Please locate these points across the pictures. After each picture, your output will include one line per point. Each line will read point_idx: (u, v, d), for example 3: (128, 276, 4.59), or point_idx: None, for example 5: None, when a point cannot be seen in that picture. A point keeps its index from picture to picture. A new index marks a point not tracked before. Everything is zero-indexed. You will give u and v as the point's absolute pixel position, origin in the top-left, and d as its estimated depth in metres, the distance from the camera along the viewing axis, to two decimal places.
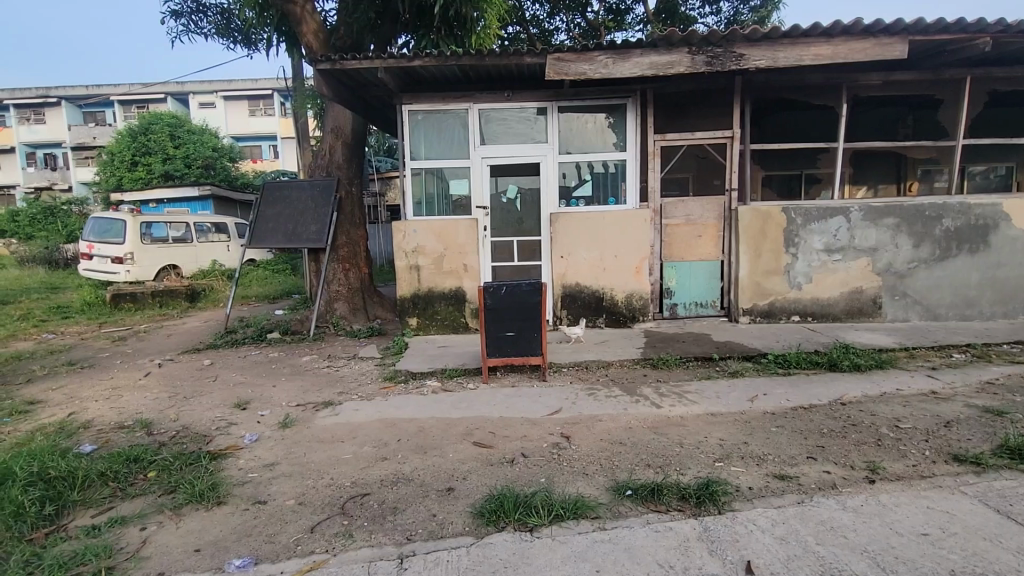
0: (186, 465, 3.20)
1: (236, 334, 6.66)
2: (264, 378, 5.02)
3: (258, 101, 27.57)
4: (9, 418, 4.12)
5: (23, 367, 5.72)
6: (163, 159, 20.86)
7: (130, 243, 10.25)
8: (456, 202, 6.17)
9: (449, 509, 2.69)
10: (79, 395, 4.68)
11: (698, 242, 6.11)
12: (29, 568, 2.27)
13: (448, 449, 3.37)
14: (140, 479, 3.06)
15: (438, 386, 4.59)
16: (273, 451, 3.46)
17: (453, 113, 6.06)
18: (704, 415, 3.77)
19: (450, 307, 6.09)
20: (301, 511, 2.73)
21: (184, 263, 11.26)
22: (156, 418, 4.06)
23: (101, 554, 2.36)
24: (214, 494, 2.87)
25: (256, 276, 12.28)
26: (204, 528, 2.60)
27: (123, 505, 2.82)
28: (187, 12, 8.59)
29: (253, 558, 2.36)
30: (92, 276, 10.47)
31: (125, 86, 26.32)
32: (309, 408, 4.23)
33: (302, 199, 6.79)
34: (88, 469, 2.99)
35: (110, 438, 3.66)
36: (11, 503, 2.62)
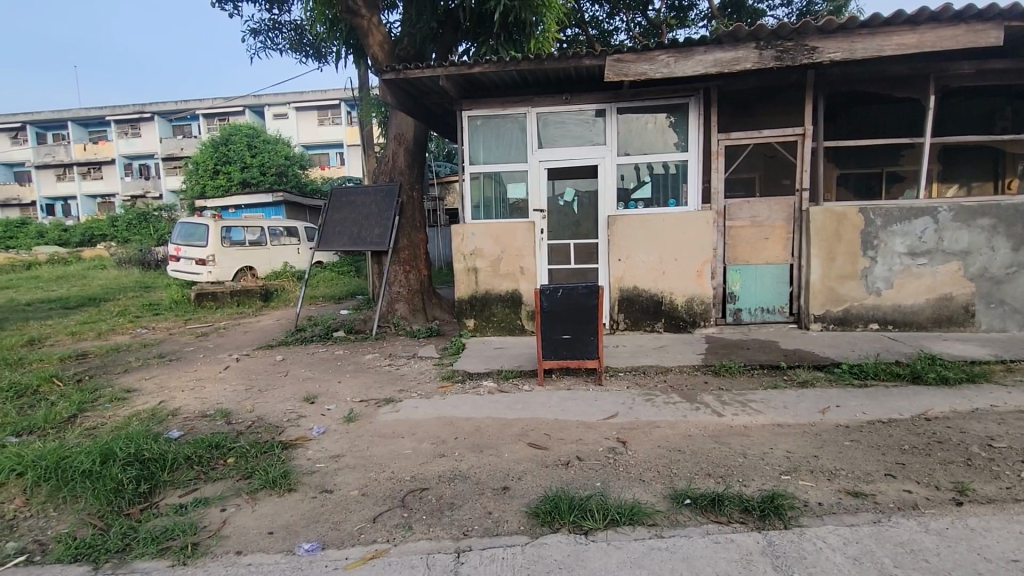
0: (260, 453, 3.42)
1: (305, 332, 7.04)
2: (330, 374, 5.29)
3: (326, 111, 29.00)
4: (109, 404, 4.57)
5: (121, 359, 6.33)
6: (241, 167, 22.42)
7: (212, 246, 11.09)
8: (513, 205, 6.24)
9: (504, 508, 2.72)
10: (168, 385, 5.12)
11: (765, 245, 5.85)
12: (126, 540, 2.52)
13: (504, 449, 3.41)
14: (220, 464, 3.31)
15: (494, 387, 4.67)
16: (339, 443, 3.64)
17: (512, 118, 6.13)
18: (770, 425, 3.61)
19: (506, 309, 6.16)
20: (364, 501, 2.86)
21: (259, 264, 12.04)
22: (234, 408, 4.37)
23: (187, 531, 2.58)
24: (285, 481, 3.06)
25: (323, 278, 12.94)
26: (277, 512, 2.78)
27: (206, 486, 3.07)
28: (265, 30, 9.20)
29: (321, 543, 2.50)
30: (179, 276, 11.41)
31: (210, 101, 28.54)
32: (371, 404, 4.41)
33: (367, 204, 7.09)
34: (176, 452, 3.26)
35: (194, 425, 3.99)
36: (112, 480, 2.92)
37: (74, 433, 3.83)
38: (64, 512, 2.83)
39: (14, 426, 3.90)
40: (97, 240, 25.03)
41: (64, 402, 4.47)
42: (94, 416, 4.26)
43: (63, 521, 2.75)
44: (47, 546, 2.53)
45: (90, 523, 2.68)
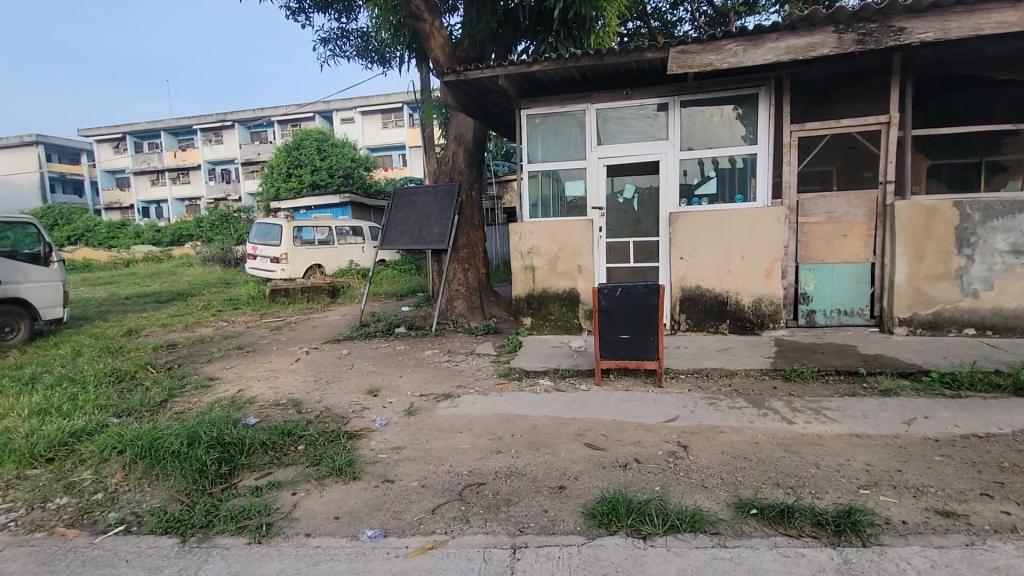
0: (328, 442, 3.60)
1: (369, 328, 7.33)
2: (392, 368, 5.47)
3: (390, 114, 29.97)
4: (195, 390, 4.96)
5: (205, 349, 6.85)
6: (312, 170, 23.64)
7: (285, 245, 11.78)
8: (571, 203, 6.19)
9: (561, 507, 2.71)
10: (246, 375, 5.49)
11: (842, 242, 5.47)
12: (210, 516, 2.73)
13: (560, 448, 3.39)
14: (292, 450, 3.51)
15: (551, 386, 4.65)
16: (400, 435, 3.76)
17: (570, 115, 6.08)
18: (847, 435, 3.37)
19: (563, 308, 6.13)
20: (424, 493, 2.94)
21: (327, 263, 12.65)
22: (304, 398, 4.62)
23: (262, 512, 2.75)
24: (350, 470, 3.20)
25: (386, 276, 13.41)
26: (342, 498, 2.92)
27: (279, 471, 3.26)
28: (334, 38, 9.64)
29: (382, 530, 2.59)
30: (256, 273, 12.19)
31: (284, 108, 30.32)
32: (430, 398, 4.53)
33: (428, 204, 7.27)
34: (253, 437, 3.48)
35: (269, 413, 4.25)
36: (197, 461, 3.17)
37: (166, 416, 4.18)
38: (157, 488, 3.10)
39: (116, 408, 4.32)
40: (185, 240, 27.20)
41: (157, 388, 4.90)
42: (182, 401, 4.64)
43: (156, 496, 3.02)
44: (143, 517, 2.79)
45: (178, 499, 2.92)
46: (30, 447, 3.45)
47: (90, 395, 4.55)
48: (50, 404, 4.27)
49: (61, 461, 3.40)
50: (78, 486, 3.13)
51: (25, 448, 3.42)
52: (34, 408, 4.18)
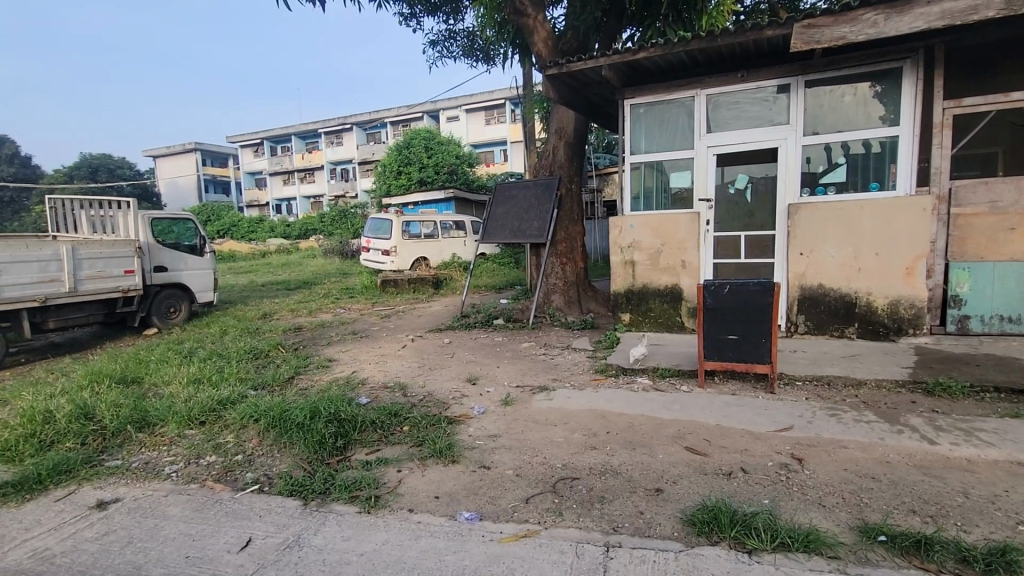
0: (430, 425, 3.80)
1: (469, 319, 7.59)
2: (490, 358, 5.63)
3: (492, 111, 30.64)
4: (316, 369, 5.48)
5: (326, 333, 7.55)
6: (420, 168, 24.95)
7: (395, 238, 12.58)
8: (676, 195, 5.91)
9: (658, 511, 2.62)
10: (359, 358, 5.97)
11: (1008, 237, 4.66)
12: (327, 484, 3.01)
13: (658, 450, 3.27)
14: (398, 430, 3.75)
15: (649, 384, 4.50)
16: (497, 423, 3.86)
17: (678, 102, 5.80)
18: (1006, 463, 2.88)
19: (665, 305, 5.89)
20: (518, 482, 3.00)
21: (432, 255, 13.31)
22: (410, 382, 4.92)
23: (371, 485, 2.97)
24: (450, 453, 3.35)
25: (486, 269, 13.79)
26: (442, 479, 3.06)
27: (387, 448, 3.51)
28: (442, 40, 10.05)
29: (478, 514, 2.68)
30: (369, 265, 13.13)
31: (396, 110, 32.29)
32: (526, 390, 4.60)
33: (528, 198, 7.36)
34: (364, 415, 3.77)
35: (379, 394, 4.58)
36: (317, 433, 3.50)
37: (293, 391, 4.68)
38: (285, 454, 3.47)
39: (254, 381, 4.91)
40: (310, 234, 30.08)
41: (286, 365, 5.50)
42: (306, 379, 5.17)
43: (284, 462, 3.39)
44: (273, 479, 3.15)
45: (302, 466, 3.26)
46: (189, 410, 4.04)
47: (234, 368, 5.23)
48: (204, 374, 4.97)
49: (211, 424, 3.95)
50: (224, 446, 3.60)
51: (185, 411, 4.02)
52: (192, 377, 4.89)
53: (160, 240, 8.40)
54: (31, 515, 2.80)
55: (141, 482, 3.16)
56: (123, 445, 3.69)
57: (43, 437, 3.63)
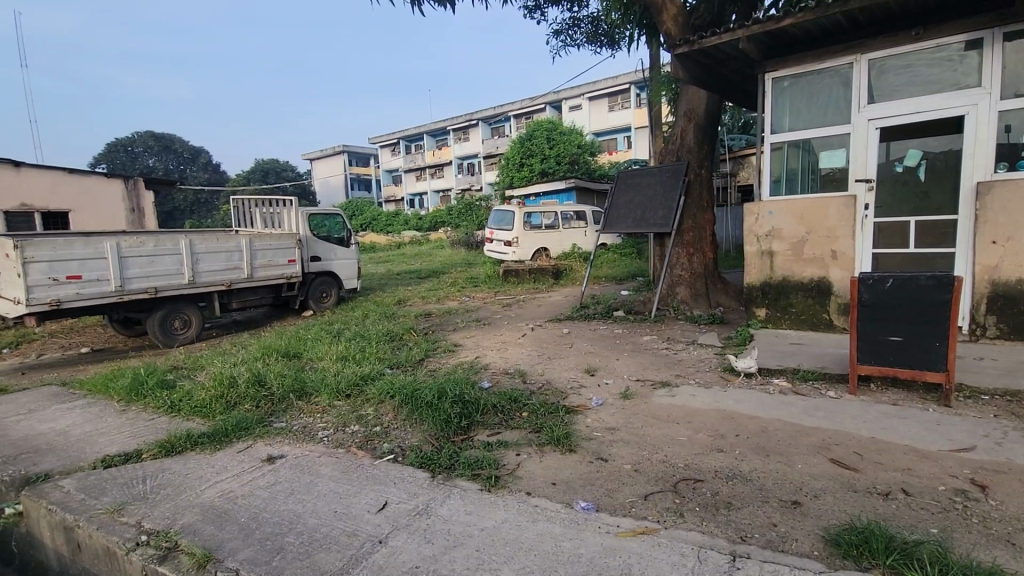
0: (549, 413, 3.86)
1: (589, 309, 7.54)
2: (610, 350, 5.54)
3: (616, 97, 29.80)
4: (444, 353, 5.86)
5: (452, 319, 8.02)
6: (541, 159, 25.24)
7: (517, 229, 12.88)
8: (826, 176, 5.25)
9: (795, 525, 2.39)
10: (483, 344, 6.25)
11: None
12: (452, 461, 3.20)
13: (796, 459, 2.98)
14: (518, 415, 3.87)
15: (788, 387, 4.10)
16: (616, 417, 3.80)
17: (832, 71, 5.14)
18: None
19: (809, 300, 5.30)
20: (637, 477, 2.93)
21: (552, 246, 13.42)
22: (529, 370, 5.04)
23: (492, 466, 3.10)
24: (567, 441, 3.37)
25: (607, 259, 13.56)
26: (560, 467, 3.10)
27: (507, 432, 3.64)
28: (566, 29, 10.00)
29: (595, 505, 2.67)
30: (492, 255, 13.61)
31: (520, 103, 32.94)
32: (647, 384, 4.45)
33: (652, 185, 7.07)
34: (486, 399, 3.95)
35: (500, 379, 4.77)
36: (444, 412, 3.74)
37: (423, 372, 5.06)
38: (415, 429, 3.77)
39: (390, 361, 5.40)
40: (439, 226, 32.07)
41: (417, 348, 5.96)
42: (434, 361, 5.55)
43: (415, 436, 3.68)
44: (406, 451, 3.44)
45: (430, 441, 3.51)
46: (337, 383, 4.56)
47: (374, 348, 5.79)
48: (349, 352, 5.58)
49: (355, 397, 4.41)
50: (365, 418, 4.02)
51: (334, 383, 4.55)
52: (340, 355, 5.51)
53: (315, 233, 9.51)
54: (221, 461, 3.38)
55: (300, 443, 3.65)
56: (287, 410, 4.28)
57: (230, 398, 4.36)
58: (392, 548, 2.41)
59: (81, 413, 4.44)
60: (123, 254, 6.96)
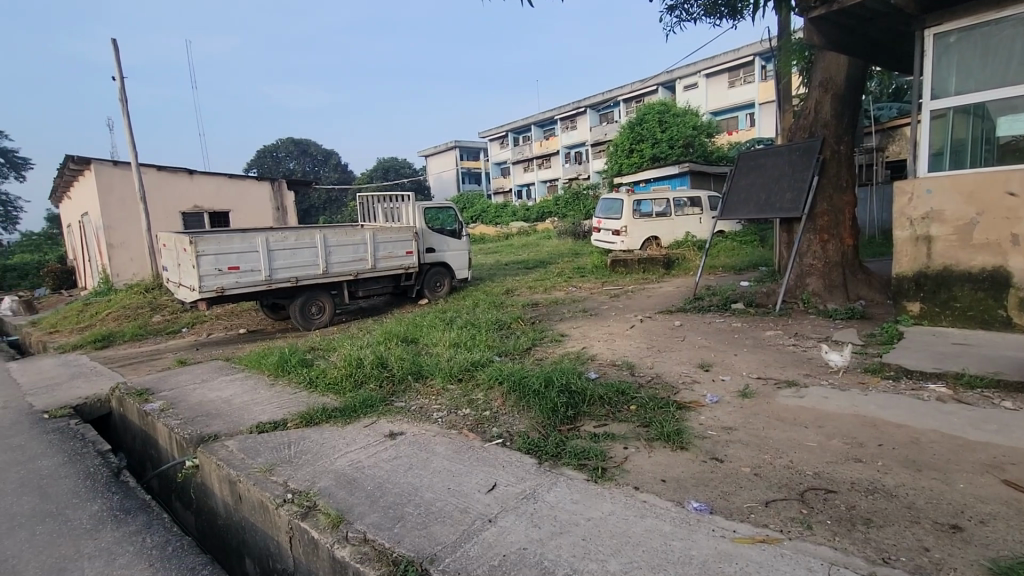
0: (659, 408, 3.72)
1: (704, 302, 7.13)
2: (726, 345, 5.19)
3: (738, 71, 27.52)
4: (551, 343, 5.90)
5: (559, 309, 8.04)
6: (653, 143, 24.25)
7: (625, 218, 12.50)
8: (1006, 146, 4.41)
9: (953, 552, 2.07)
10: (590, 334, 6.19)
11: None
12: (559, 450, 3.22)
13: (956, 477, 2.57)
14: (626, 408, 3.78)
15: (946, 394, 3.54)
16: (734, 416, 3.55)
17: (1016, 19, 4.29)
18: None
19: (978, 293, 4.52)
20: (757, 482, 2.72)
21: (663, 234, 12.86)
22: (638, 362, 4.90)
23: (599, 457, 3.07)
24: (678, 439, 3.22)
25: (725, 247, 12.67)
26: (670, 464, 2.98)
27: (614, 424, 3.58)
28: (681, 3, 9.44)
29: (709, 506, 2.54)
30: (599, 245, 13.37)
31: (630, 86, 31.84)
32: (770, 383, 4.10)
33: (779, 166, 6.47)
34: (593, 389, 3.90)
35: (607, 371, 4.70)
36: (551, 401, 3.77)
37: (530, 360, 5.14)
38: (524, 416, 3.84)
39: (499, 348, 5.56)
40: (547, 217, 32.35)
41: (525, 337, 6.07)
42: (541, 350, 5.61)
43: (523, 422, 3.76)
44: (514, 436, 3.53)
45: (537, 428, 3.56)
46: (450, 368, 4.81)
47: (484, 336, 6.00)
48: (461, 339, 5.84)
49: (466, 382, 4.61)
50: (476, 402, 4.18)
51: (448, 368, 4.79)
52: (453, 341, 5.79)
53: (429, 226, 10.03)
54: (350, 434, 3.74)
55: (418, 422, 3.91)
56: (406, 391, 4.60)
57: (357, 378, 4.80)
58: (501, 528, 2.49)
59: (240, 384, 5.16)
60: (271, 248, 7.93)
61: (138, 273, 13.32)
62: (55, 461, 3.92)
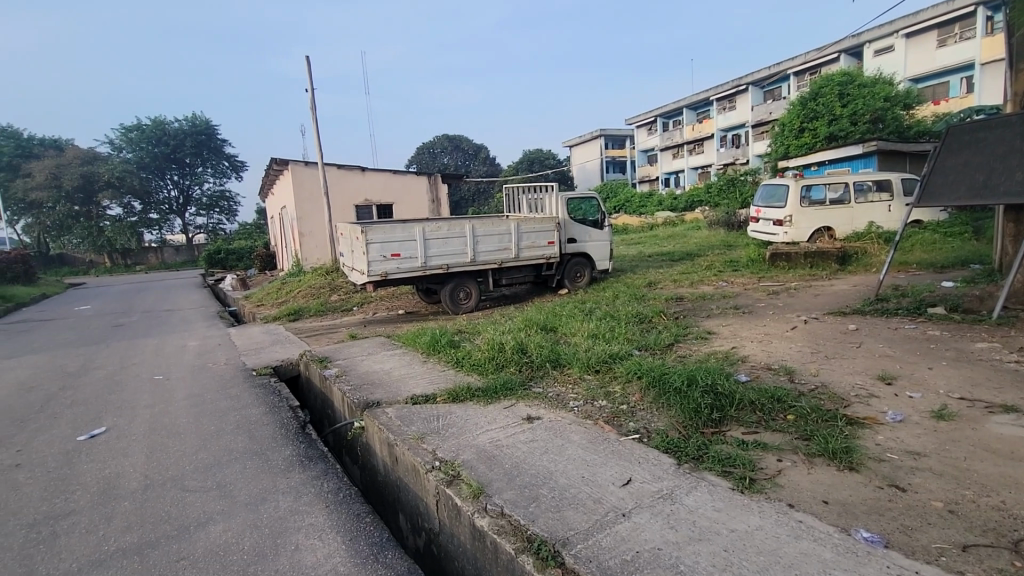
0: (823, 421, 3.30)
1: (888, 304, 6.11)
2: (917, 356, 4.39)
3: (950, 26, 22.72)
4: (696, 340, 5.57)
5: (707, 305, 7.53)
6: (830, 120, 21.32)
7: (790, 206, 11.17)
8: None
9: None
10: (741, 334, 5.70)
11: None
12: (700, 454, 3.03)
13: None
14: (781, 417, 3.42)
15: None
16: (922, 440, 3.00)
17: None
18: None
19: None
20: (952, 521, 2.27)
21: (838, 224, 11.28)
22: (799, 368, 4.38)
23: (747, 467, 2.83)
24: (847, 457, 2.83)
25: (921, 240, 10.68)
26: (834, 485, 2.63)
27: (766, 433, 3.26)
28: None
29: (884, 539, 2.19)
30: (757, 236, 12.19)
31: (803, 57, 28.25)
32: (976, 405, 3.38)
33: (1006, 140, 5.27)
34: (743, 394, 3.60)
35: (760, 374, 4.28)
36: (694, 401, 3.56)
37: (672, 357, 4.91)
38: (663, 414, 3.68)
39: (639, 342, 5.40)
40: (696, 205, 30.51)
41: (667, 332, 5.80)
42: (685, 347, 5.32)
43: (662, 420, 3.60)
44: (651, 434, 3.40)
45: (677, 428, 3.40)
46: (588, 358, 4.80)
47: (624, 329, 5.87)
48: (600, 331, 5.78)
49: (604, 373, 4.56)
50: (613, 395, 4.12)
51: (586, 358, 4.79)
52: (591, 332, 5.76)
53: (572, 216, 10.06)
54: (491, 413, 3.95)
55: (554, 409, 3.98)
56: (544, 377, 4.72)
57: (500, 361, 5.03)
58: (635, 523, 2.43)
59: (398, 359, 5.75)
60: (427, 237, 8.66)
61: (321, 257, 15.53)
62: (259, 410, 4.77)
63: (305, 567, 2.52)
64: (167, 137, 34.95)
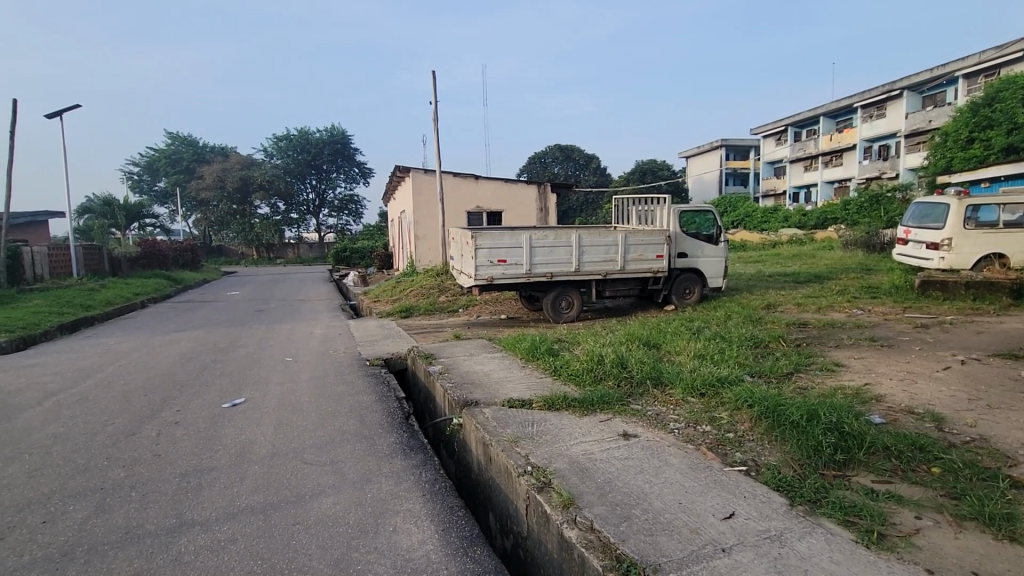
0: (978, 480, 2.80)
1: None
2: None
3: None
4: (819, 371, 5.03)
5: (836, 334, 6.77)
6: (1009, 129, 18.25)
7: (949, 228, 9.62)
8: None
9: None
10: (877, 369, 5.04)
11: None
12: (818, 497, 2.73)
13: None
14: (923, 469, 2.97)
15: None
16: None
17: None
18: None
19: None
20: None
21: (1013, 251, 9.58)
22: (950, 416, 3.76)
23: (876, 519, 2.49)
24: (1008, 526, 2.38)
25: None
26: (989, 556, 2.23)
27: (902, 485, 2.84)
28: None
29: None
30: (905, 260, 10.74)
31: (977, 56, 24.52)
32: None
33: None
34: (875, 437, 3.19)
35: (898, 418, 3.75)
36: (813, 438, 3.22)
37: (790, 387, 4.48)
38: (776, 448, 3.36)
39: (752, 368, 5.00)
40: (829, 223, 27.70)
41: (785, 359, 5.32)
42: (805, 378, 4.83)
43: (773, 454, 3.30)
44: (761, 468, 3.13)
45: (792, 465, 3.09)
46: (693, 379, 4.54)
47: (735, 352, 5.49)
48: (708, 352, 5.46)
49: (709, 398, 4.29)
50: (718, 421, 3.85)
51: (690, 379, 4.54)
52: (698, 353, 5.45)
53: (684, 230, 9.63)
54: (586, 425, 3.89)
55: (653, 428, 3.82)
56: (643, 394, 4.54)
57: (598, 373, 4.95)
58: (735, 561, 2.25)
59: (498, 363, 5.88)
60: (533, 244, 8.79)
61: (433, 259, 16.43)
62: (370, 398, 5.14)
63: (401, 549, 2.66)
64: (311, 146, 39.29)
